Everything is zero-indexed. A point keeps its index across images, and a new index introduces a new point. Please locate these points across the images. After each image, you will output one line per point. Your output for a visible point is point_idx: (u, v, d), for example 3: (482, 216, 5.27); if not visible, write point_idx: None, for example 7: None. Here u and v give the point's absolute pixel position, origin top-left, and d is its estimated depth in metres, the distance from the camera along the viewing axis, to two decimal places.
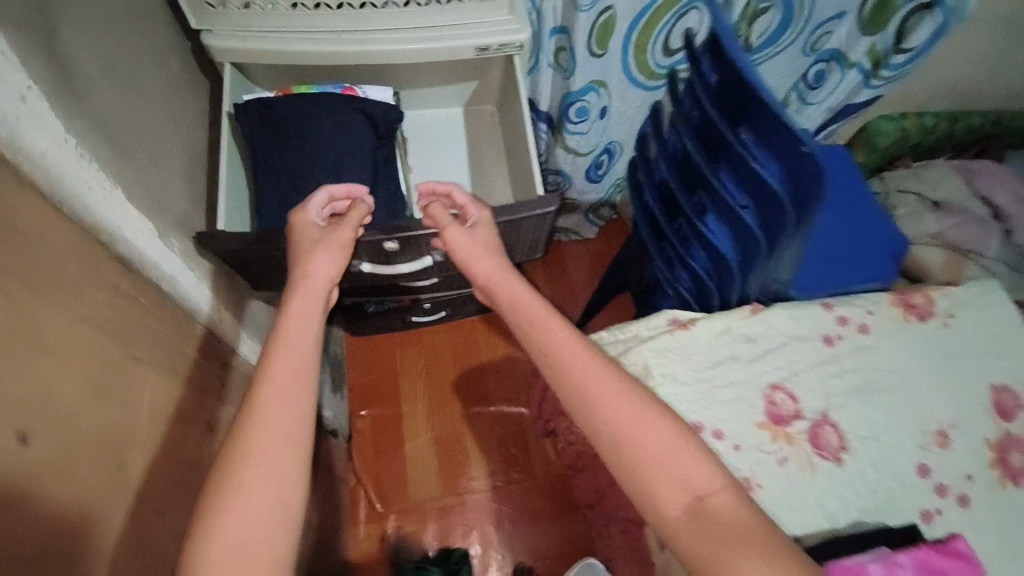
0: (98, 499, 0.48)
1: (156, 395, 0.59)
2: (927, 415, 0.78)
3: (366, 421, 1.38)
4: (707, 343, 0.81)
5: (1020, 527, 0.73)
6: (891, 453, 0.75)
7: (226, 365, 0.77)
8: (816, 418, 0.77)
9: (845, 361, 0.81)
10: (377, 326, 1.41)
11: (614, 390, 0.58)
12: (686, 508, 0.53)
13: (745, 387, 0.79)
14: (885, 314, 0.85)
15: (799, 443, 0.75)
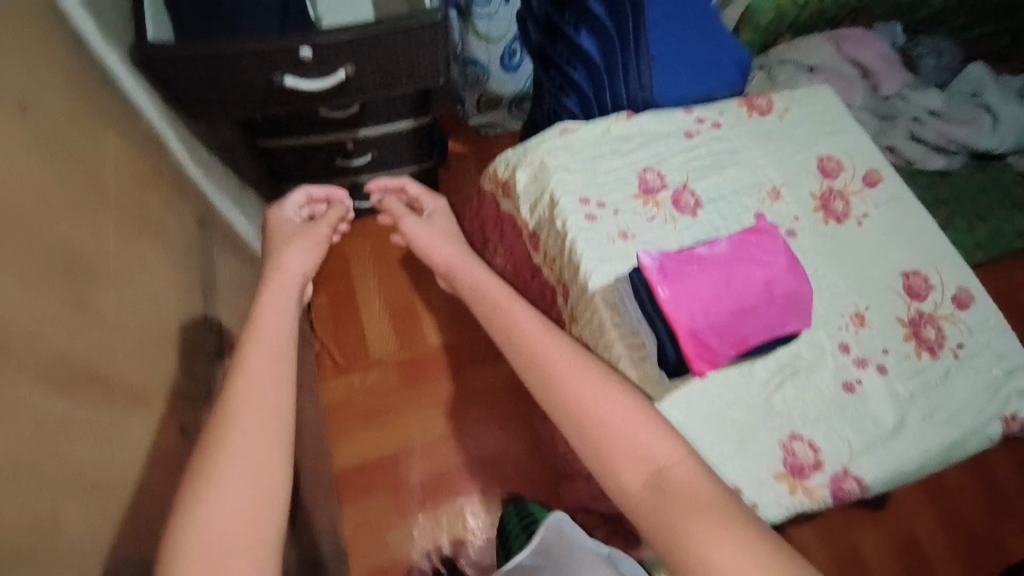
0: (86, 190, 0.61)
1: (121, 155, 0.71)
2: (763, 178, 0.99)
3: (323, 299, 1.52)
4: (591, 142, 0.98)
5: (838, 250, 0.94)
6: (735, 205, 0.96)
7: (182, 180, 0.89)
8: (677, 187, 0.96)
9: (702, 146, 1.00)
10: None
11: (570, 353, 0.63)
12: (647, 480, 0.56)
13: (622, 172, 0.96)
14: (733, 112, 1.04)
15: (664, 205, 0.94)
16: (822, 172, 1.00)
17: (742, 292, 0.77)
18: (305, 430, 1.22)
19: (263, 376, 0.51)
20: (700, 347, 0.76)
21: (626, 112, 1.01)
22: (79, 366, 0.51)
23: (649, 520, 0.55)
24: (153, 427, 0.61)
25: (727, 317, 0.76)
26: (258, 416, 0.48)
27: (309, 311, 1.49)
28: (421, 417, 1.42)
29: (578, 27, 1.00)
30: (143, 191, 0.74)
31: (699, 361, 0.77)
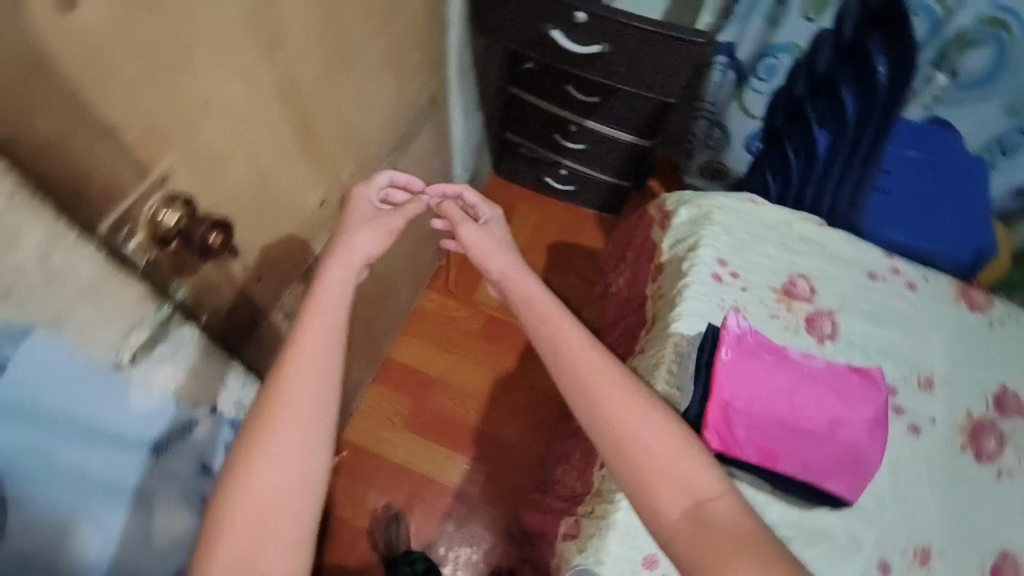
0: (382, 13, 0.81)
1: (415, 13, 0.91)
2: (922, 362, 0.87)
3: (473, 233, 1.73)
4: (766, 222, 0.97)
5: (956, 480, 0.79)
6: (869, 361, 0.86)
7: (441, 66, 1.10)
8: (821, 307, 0.90)
9: (876, 293, 0.92)
10: (520, 170, 1.75)
11: (623, 397, 0.59)
12: (685, 512, 0.54)
13: (777, 264, 0.93)
14: (937, 287, 0.93)
15: (797, 313, 0.89)
16: (993, 399, 0.85)
17: (792, 403, 0.74)
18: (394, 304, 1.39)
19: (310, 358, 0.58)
20: (723, 423, 0.72)
21: (817, 221, 0.98)
22: (303, 108, 0.70)
23: (686, 556, 0.53)
24: (320, 188, 0.79)
25: (766, 415, 0.73)
26: (308, 394, 0.56)
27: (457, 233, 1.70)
28: (475, 366, 1.52)
29: (822, 118, 1.03)
30: (413, 49, 0.95)
31: (713, 431, 0.72)
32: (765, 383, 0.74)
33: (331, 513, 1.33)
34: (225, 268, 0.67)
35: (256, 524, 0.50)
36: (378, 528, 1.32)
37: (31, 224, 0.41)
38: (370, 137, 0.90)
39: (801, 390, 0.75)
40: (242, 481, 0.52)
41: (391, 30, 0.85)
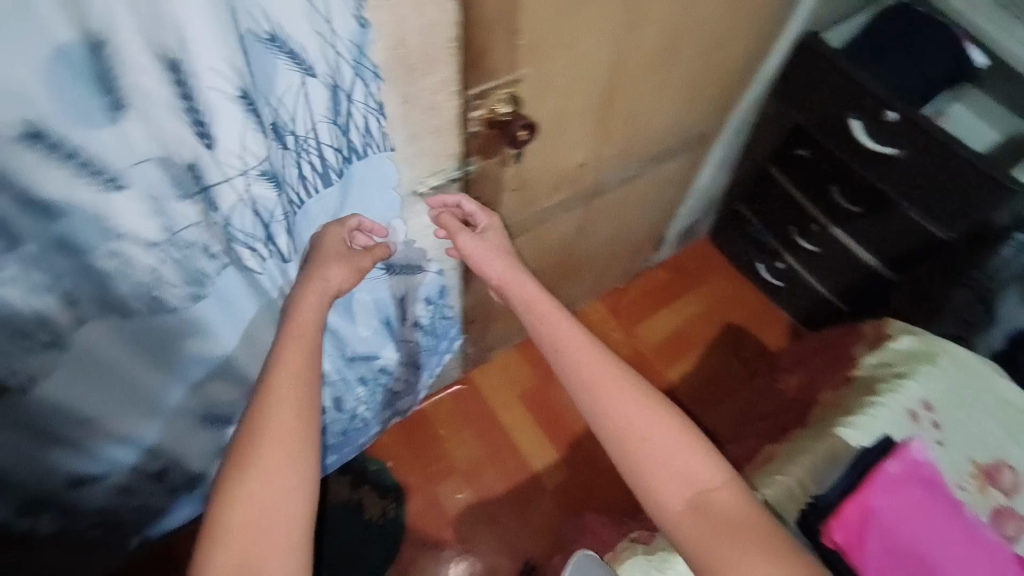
0: (713, 46, 0.92)
1: (733, 58, 1.00)
2: None
3: (660, 276, 1.76)
4: (999, 399, 0.85)
5: None
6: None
7: (726, 116, 1.18)
8: (1018, 509, 0.78)
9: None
10: (736, 244, 1.75)
11: (636, 406, 0.67)
12: (688, 502, 0.63)
13: (987, 443, 0.82)
14: None
15: (986, 498, 0.79)
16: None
17: (944, 547, 0.73)
18: (568, 292, 1.49)
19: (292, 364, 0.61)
20: (860, 526, 0.73)
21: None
22: (616, 85, 0.84)
23: (689, 540, 0.61)
24: (585, 151, 0.93)
25: (910, 544, 0.73)
26: (287, 407, 0.58)
27: (649, 267, 1.75)
28: None
29: None
30: (716, 83, 1.03)
31: (844, 525, 0.73)
32: (924, 513, 0.74)
33: (429, 423, 1.46)
34: (499, 170, 0.82)
35: (249, 535, 0.54)
36: (453, 466, 1.42)
37: (440, 68, 0.61)
38: (641, 140, 1.02)
39: (958, 540, 0.73)
40: (233, 497, 0.55)
41: (709, 58, 0.95)
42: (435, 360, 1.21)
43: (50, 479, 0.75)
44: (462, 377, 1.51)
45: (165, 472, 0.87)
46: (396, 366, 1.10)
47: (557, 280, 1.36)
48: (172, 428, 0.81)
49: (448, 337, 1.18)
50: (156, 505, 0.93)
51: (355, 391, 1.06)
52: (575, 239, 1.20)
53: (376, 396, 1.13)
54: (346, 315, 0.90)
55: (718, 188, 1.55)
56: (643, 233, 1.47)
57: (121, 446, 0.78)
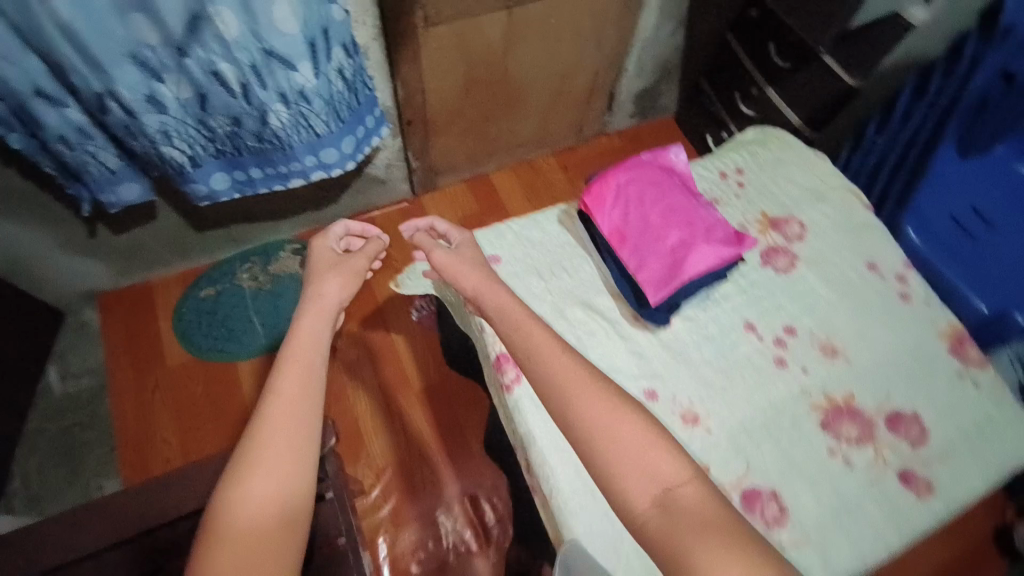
0: None
1: None
2: (842, 337, 0.85)
3: (613, 141, 1.88)
4: (810, 177, 0.98)
5: (787, 436, 0.78)
6: (796, 307, 0.87)
7: None
8: (791, 248, 0.92)
9: (862, 281, 0.89)
10: (693, 120, 1.83)
11: (599, 406, 0.58)
12: (654, 502, 0.53)
13: (786, 203, 0.96)
14: (930, 320, 0.86)
15: (768, 236, 0.93)
16: (888, 407, 0.80)
17: (667, 215, 0.78)
18: (514, 128, 1.64)
19: (269, 511, 0.56)
20: (598, 184, 0.82)
21: (864, 202, 0.96)
22: None
23: (661, 549, 0.51)
24: None
25: (638, 204, 0.79)
26: (253, 528, 0.55)
27: (605, 133, 1.88)
28: None
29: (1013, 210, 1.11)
30: None
31: (592, 195, 0.82)
32: (660, 186, 0.79)
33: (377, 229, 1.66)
34: None
35: None
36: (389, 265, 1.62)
37: None
38: None
39: (682, 213, 0.78)
40: None
41: None
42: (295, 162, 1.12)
43: (20, 76, 0.83)
44: (411, 196, 1.70)
45: (108, 104, 0.91)
46: (318, 101, 1.01)
47: (495, 105, 1.50)
48: (111, 57, 0.85)
49: (372, 113, 1.14)
50: (104, 156, 0.99)
51: (269, 102, 0.99)
52: (506, 50, 1.33)
53: (231, 178, 1.12)
54: (153, 105, 0.93)
55: (670, 51, 1.63)
56: (588, 79, 1.58)
57: (70, 52, 0.83)
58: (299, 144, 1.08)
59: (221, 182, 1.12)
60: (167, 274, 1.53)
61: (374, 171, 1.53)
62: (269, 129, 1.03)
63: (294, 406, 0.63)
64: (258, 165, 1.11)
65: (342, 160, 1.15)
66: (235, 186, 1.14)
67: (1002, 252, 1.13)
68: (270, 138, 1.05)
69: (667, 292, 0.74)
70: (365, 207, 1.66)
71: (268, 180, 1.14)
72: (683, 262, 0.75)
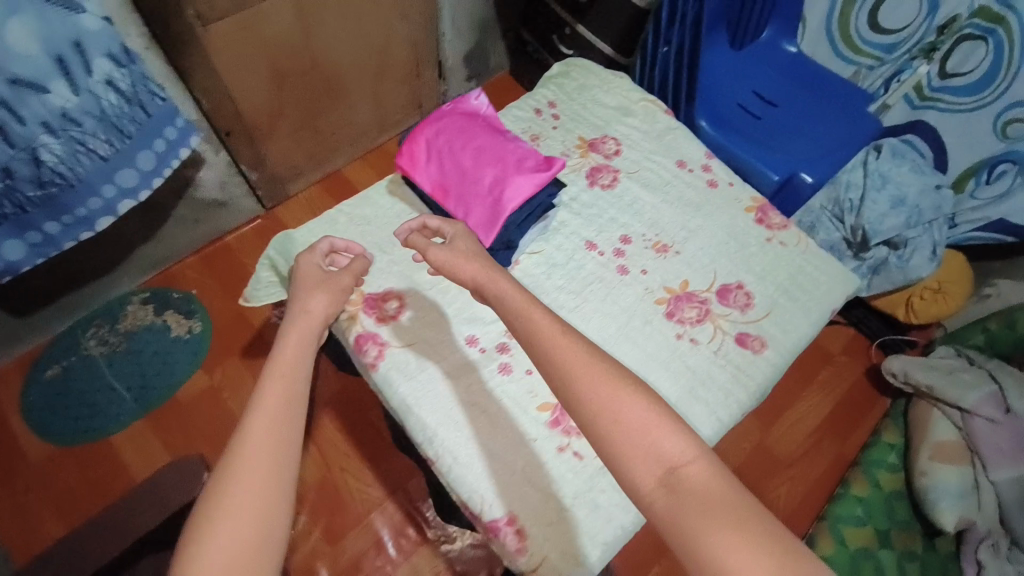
0: None
1: None
2: (667, 232, 0.94)
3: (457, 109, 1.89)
4: (613, 96, 1.06)
5: (639, 332, 0.84)
6: (625, 217, 0.94)
7: None
8: (612, 164, 0.99)
9: (677, 179, 0.99)
10: (525, 71, 1.88)
11: (601, 378, 0.57)
12: (658, 479, 0.50)
13: (598, 124, 1.02)
14: (737, 199, 0.98)
15: (590, 158, 0.99)
16: (717, 283, 0.90)
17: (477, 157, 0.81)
18: (347, 117, 1.59)
19: (230, 566, 0.48)
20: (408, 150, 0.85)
21: (663, 108, 1.05)
22: None
23: (663, 522, 0.48)
24: None
25: (448, 156, 0.82)
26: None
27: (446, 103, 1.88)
28: None
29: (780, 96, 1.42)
30: None
31: (409, 152, 0.85)
32: (464, 132, 0.82)
33: (235, 253, 1.56)
34: None
35: None
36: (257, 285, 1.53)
37: None
38: None
39: (489, 152, 0.81)
40: None
41: None
42: (94, 201, 1.03)
43: None
44: (263, 210, 1.61)
45: None
46: (88, 119, 0.93)
47: (317, 96, 1.44)
48: None
49: (172, 123, 1.04)
50: None
51: (33, 136, 0.89)
52: (305, 29, 1.26)
53: (26, 241, 1.00)
54: None
55: (481, 7, 1.65)
56: (406, 49, 1.55)
57: None
58: (88, 174, 0.99)
59: (16, 249, 1.00)
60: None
61: (208, 193, 1.42)
62: (45, 168, 0.94)
63: (268, 443, 0.56)
64: (52, 217, 1.00)
65: (146, 178, 1.06)
66: (35, 249, 1.02)
67: (787, 122, 1.37)
68: (56, 177, 0.96)
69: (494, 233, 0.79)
70: (213, 234, 1.55)
71: (70, 230, 1.04)
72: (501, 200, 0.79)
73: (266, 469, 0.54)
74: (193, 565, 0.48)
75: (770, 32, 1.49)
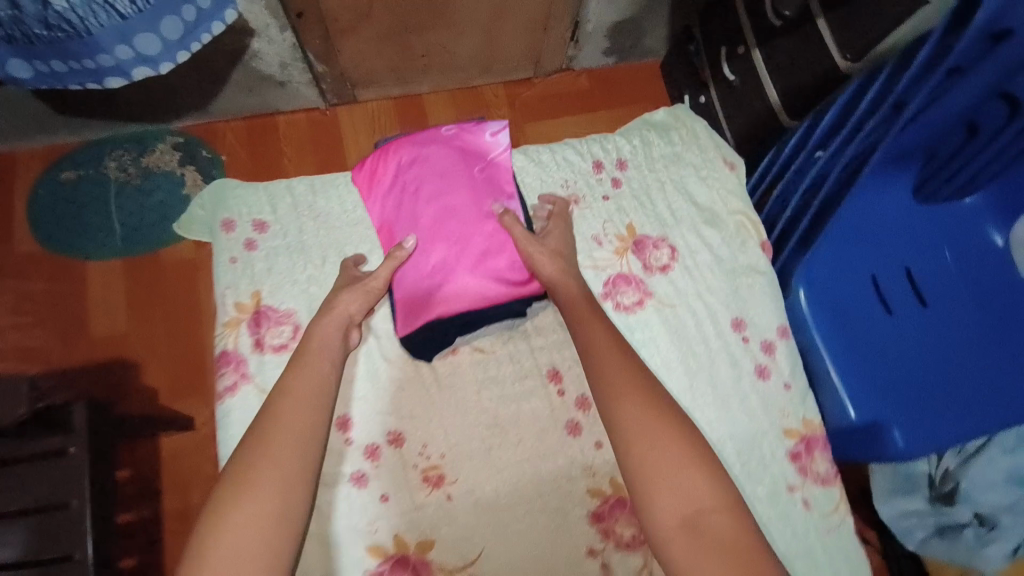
0: None
1: None
2: (654, 406, 0.69)
3: (578, 79, 1.59)
4: (705, 194, 0.84)
5: None
6: (619, 360, 0.71)
7: None
8: (647, 282, 0.77)
9: (717, 343, 0.74)
10: (676, 71, 1.52)
11: (642, 418, 0.68)
12: (683, 520, 0.63)
13: (661, 222, 0.81)
14: (777, 409, 0.72)
15: (627, 259, 0.79)
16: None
17: (437, 227, 0.82)
18: (446, 44, 1.36)
19: (292, 444, 0.70)
20: (377, 168, 0.86)
21: (763, 238, 0.81)
22: None
23: (675, 557, 0.61)
24: None
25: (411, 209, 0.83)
26: (291, 458, 0.69)
27: (570, 69, 1.58)
28: None
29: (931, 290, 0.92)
30: None
31: (383, 176, 0.85)
32: (443, 178, 0.83)
33: (276, 135, 1.45)
34: None
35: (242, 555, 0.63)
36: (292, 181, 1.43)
37: None
38: None
39: (451, 227, 0.82)
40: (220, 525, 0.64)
41: None
42: (104, 57, 0.90)
43: None
44: (323, 104, 1.47)
45: None
46: None
47: (411, 11, 1.22)
48: None
49: None
50: None
51: None
52: None
53: (30, 65, 0.90)
54: None
55: None
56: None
57: None
58: (100, 32, 0.87)
59: (21, 71, 0.91)
60: (29, 147, 1.36)
61: (265, 67, 1.29)
62: (53, 8, 0.84)
63: (314, 386, 0.74)
64: (59, 57, 0.90)
65: (169, 50, 0.94)
66: (43, 79, 0.93)
67: (916, 340, 0.89)
68: (68, 19, 0.85)
69: (411, 325, 0.80)
70: (265, 107, 1.44)
71: (78, 76, 0.93)
72: (435, 292, 0.81)
73: (273, 485, 0.67)
74: (269, 440, 0.70)
75: (976, 200, 0.96)
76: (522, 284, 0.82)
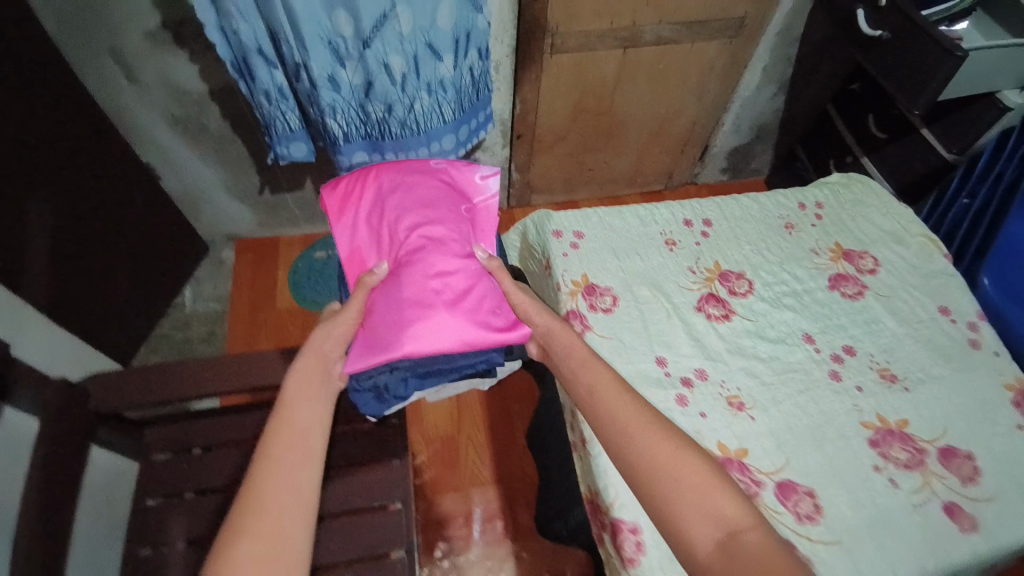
0: None
1: None
2: (892, 360, 0.88)
3: (700, 192, 1.99)
4: (891, 218, 1.04)
5: (837, 448, 0.79)
6: (857, 330, 0.91)
7: (764, 19, 1.39)
8: (862, 278, 0.96)
9: (931, 320, 0.92)
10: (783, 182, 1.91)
11: (660, 445, 0.64)
12: (718, 541, 0.57)
13: (858, 236, 1.01)
14: (997, 369, 0.87)
15: (841, 264, 0.98)
16: (942, 440, 0.81)
17: (413, 255, 0.81)
18: (610, 160, 1.78)
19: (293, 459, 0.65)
20: (352, 193, 0.88)
21: (944, 253, 1.00)
22: None
23: None
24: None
25: (389, 237, 0.84)
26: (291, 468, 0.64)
27: (692, 184, 2.00)
28: None
29: None
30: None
31: (359, 203, 0.87)
32: (425, 206, 0.85)
33: None
34: None
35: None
36: None
37: None
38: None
39: (419, 256, 0.80)
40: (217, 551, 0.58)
41: None
42: (421, 149, 1.27)
43: (252, 34, 0.97)
44: (505, 206, 1.88)
45: (301, 75, 1.06)
46: (451, 91, 1.19)
47: (595, 136, 1.65)
48: (315, 42, 1.00)
49: (485, 110, 1.29)
50: (291, 119, 1.13)
51: (416, 92, 1.16)
52: (615, 88, 1.48)
53: (373, 152, 1.25)
54: (332, 84, 1.08)
55: (769, 113, 1.74)
56: (685, 126, 1.69)
57: (285, 27, 0.97)
58: (430, 131, 1.24)
59: (361, 160, 1.25)
60: (291, 235, 1.77)
61: None
62: (410, 116, 1.20)
63: (308, 399, 0.71)
64: (394, 149, 1.25)
65: (457, 147, 1.31)
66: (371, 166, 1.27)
67: None
68: (414, 123, 1.21)
69: (370, 355, 0.77)
70: None
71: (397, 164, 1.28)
72: (405, 326, 0.77)
73: (281, 490, 0.62)
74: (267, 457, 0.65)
75: None
76: (501, 329, 0.81)
